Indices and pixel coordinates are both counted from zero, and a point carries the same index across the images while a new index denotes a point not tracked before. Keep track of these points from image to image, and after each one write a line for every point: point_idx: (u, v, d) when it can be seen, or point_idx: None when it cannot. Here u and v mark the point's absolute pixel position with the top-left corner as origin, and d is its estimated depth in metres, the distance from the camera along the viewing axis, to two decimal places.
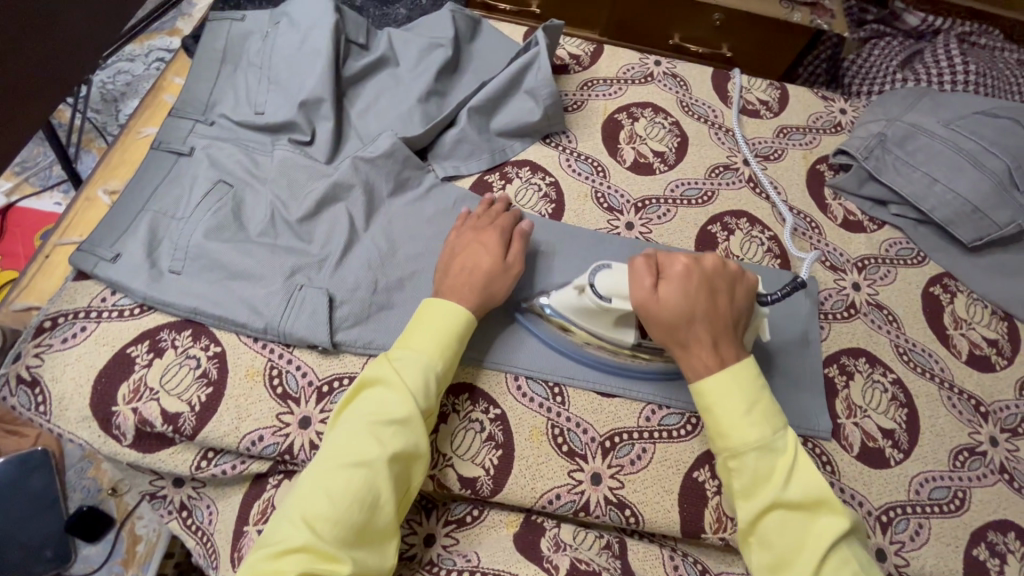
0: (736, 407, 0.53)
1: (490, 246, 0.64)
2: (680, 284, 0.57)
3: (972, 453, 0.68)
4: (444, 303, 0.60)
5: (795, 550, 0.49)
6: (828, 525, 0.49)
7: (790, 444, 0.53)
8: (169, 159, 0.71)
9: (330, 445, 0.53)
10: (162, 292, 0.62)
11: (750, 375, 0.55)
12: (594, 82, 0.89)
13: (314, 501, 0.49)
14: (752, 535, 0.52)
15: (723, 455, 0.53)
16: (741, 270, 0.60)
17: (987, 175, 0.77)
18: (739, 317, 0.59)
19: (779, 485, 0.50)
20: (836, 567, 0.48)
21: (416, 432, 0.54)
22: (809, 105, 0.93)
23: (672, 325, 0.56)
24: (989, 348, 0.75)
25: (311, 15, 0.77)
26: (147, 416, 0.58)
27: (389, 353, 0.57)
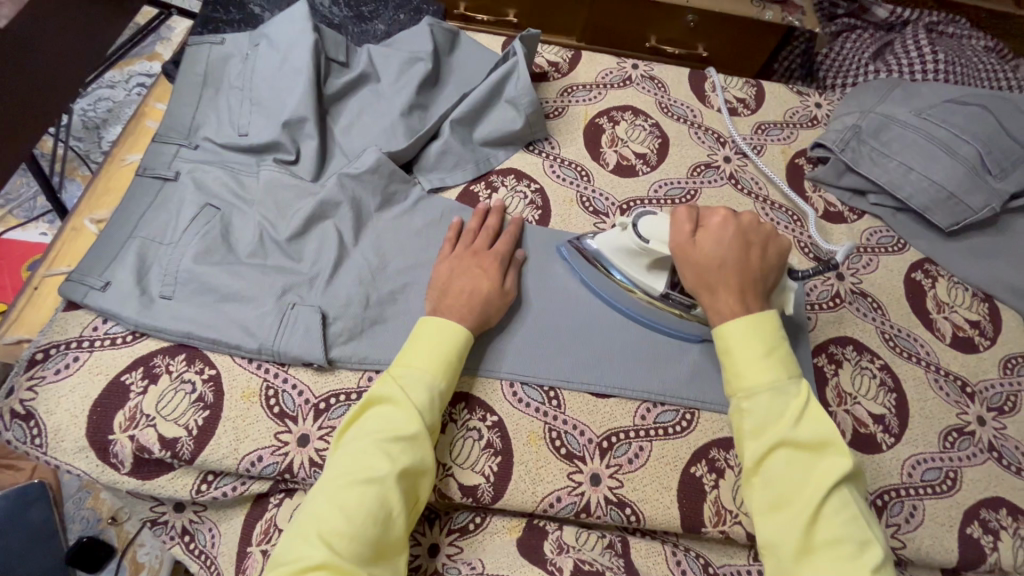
0: (752, 350, 0.55)
1: (490, 271, 0.67)
2: (716, 233, 0.59)
3: (961, 433, 0.69)
4: (442, 321, 0.61)
5: (795, 488, 0.50)
6: (833, 465, 0.50)
7: (803, 390, 0.53)
8: (154, 185, 0.71)
9: (339, 463, 0.53)
10: (154, 318, 0.62)
11: (772, 327, 0.56)
12: (574, 88, 0.91)
13: (327, 517, 0.49)
14: (756, 476, 0.52)
15: (736, 395, 0.55)
16: (777, 231, 0.62)
17: (960, 161, 0.79)
18: (770, 273, 0.60)
19: (788, 424, 0.51)
20: (835, 509, 0.49)
21: (423, 448, 0.55)
22: (785, 101, 0.95)
23: (703, 269, 0.58)
24: (972, 330, 0.77)
25: (290, 35, 0.78)
26: (144, 443, 0.58)
27: (392, 371, 0.58)
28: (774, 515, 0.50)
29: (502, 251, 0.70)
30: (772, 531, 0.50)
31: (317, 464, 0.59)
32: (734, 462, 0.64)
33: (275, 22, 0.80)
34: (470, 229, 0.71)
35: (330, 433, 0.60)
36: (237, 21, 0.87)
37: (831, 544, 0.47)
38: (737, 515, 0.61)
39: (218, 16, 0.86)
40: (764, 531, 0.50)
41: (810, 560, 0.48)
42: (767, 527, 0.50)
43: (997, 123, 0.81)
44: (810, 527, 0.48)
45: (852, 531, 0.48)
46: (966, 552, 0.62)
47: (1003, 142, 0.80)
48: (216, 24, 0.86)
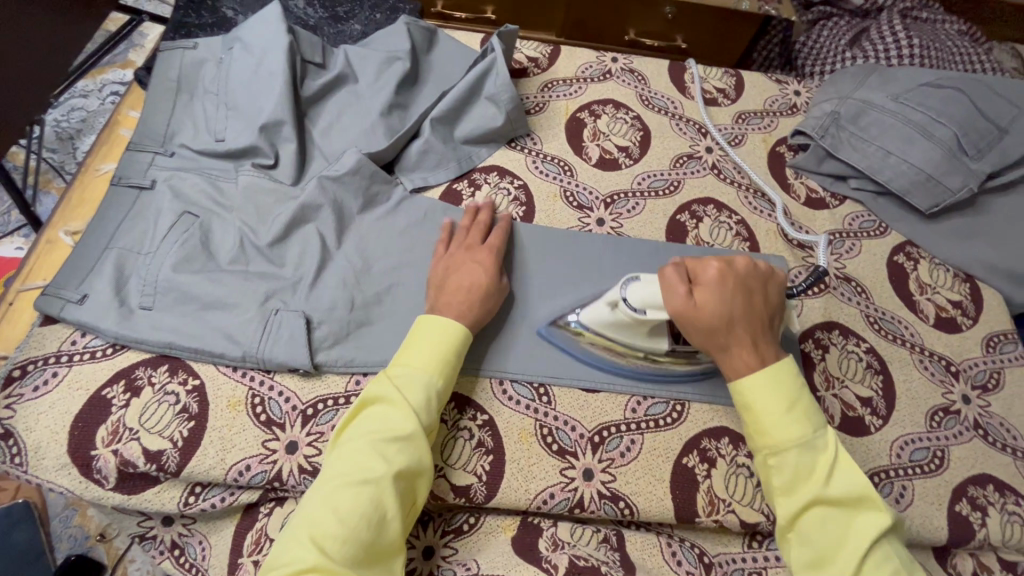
0: (776, 405, 0.55)
1: (485, 263, 0.66)
2: (715, 288, 0.58)
3: (947, 412, 0.70)
4: (438, 320, 0.61)
5: (836, 546, 0.51)
6: (869, 520, 0.51)
7: (829, 441, 0.54)
8: (130, 194, 0.70)
9: (335, 463, 0.53)
10: (134, 329, 0.61)
11: (789, 376, 0.57)
12: (554, 83, 0.90)
13: (321, 518, 0.49)
14: (791, 532, 0.53)
15: (762, 451, 0.55)
16: (767, 268, 0.63)
17: (937, 144, 0.79)
18: (771, 315, 0.61)
19: (820, 481, 0.52)
20: (877, 564, 0.49)
21: (419, 449, 0.54)
22: (765, 89, 0.95)
23: (711, 330, 0.58)
24: (955, 310, 0.78)
25: (263, 37, 0.77)
26: (129, 457, 0.57)
27: (389, 370, 0.58)
28: (818, 574, 0.51)
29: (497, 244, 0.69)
30: None
31: (307, 471, 0.58)
32: (725, 451, 0.64)
33: (248, 25, 0.78)
34: (465, 225, 0.71)
35: (319, 439, 0.60)
36: (209, 25, 0.85)
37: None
38: (730, 503, 0.61)
39: (190, 21, 0.85)
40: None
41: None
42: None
43: (973, 105, 0.82)
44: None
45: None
46: (956, 530, 0.63)
47: (978, 123, 0.81)
48: (188, 29, 0.84)
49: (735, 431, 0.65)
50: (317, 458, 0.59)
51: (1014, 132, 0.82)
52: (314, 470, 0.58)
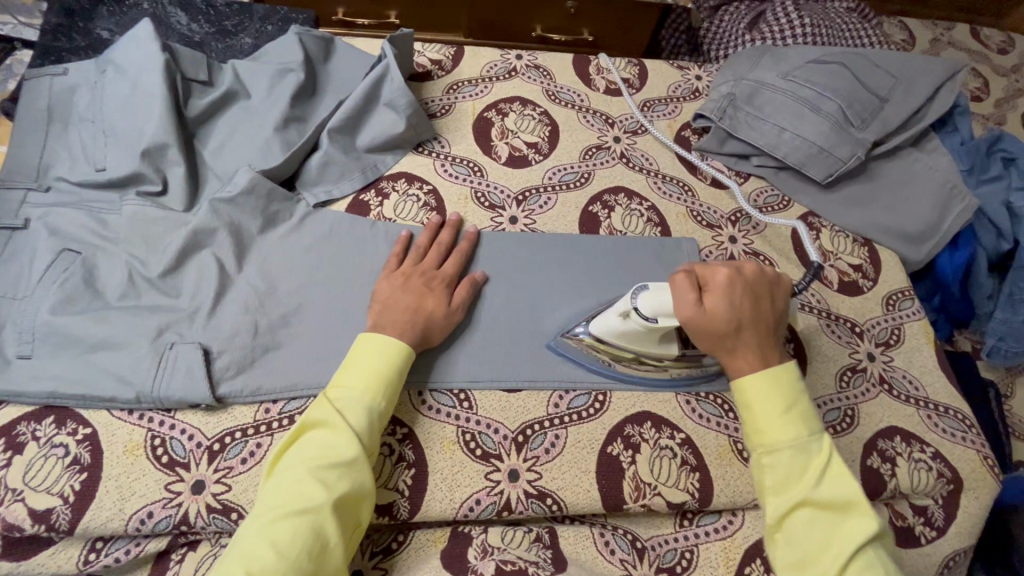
0: (774, 407, 0.56)
1: (436, 289, 0.65)
2: (723, 294, 0.59)
3: (854, 371, 0.73)
4: (380, 337, 0.59)
5: (824, 552, 0.51)
6: (857, 525, 0.51)
7: (825, 447, 0.55)
8: (1, 236, 0.65)
9: (273, 493, 0.50)
10: (10, 382, 0.57)
11: (790, 381, 0.57)
12: (459, 84, 0.89)
13: (258, 552, 0.46)
14: (779, 532, 0.54)
15: (757, 450, 0.56)
16: (774, 275, 0.64)
17: (825, 117, 0.83)
18: (778, 321, 0.62)
19: (810, 485, 0.53)
20: (863, 569, 0.50)
21: (362, 473, 0.53)
22: (667, 77, 0.97)
23: (720, 336, 0.58)
24: (856, 274, 0.82)
25: (137, 58, 0.73)
26: (14, 521, 0.53)
27: (329, 392, 0.56)
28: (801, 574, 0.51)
29: (451, 271, 0.68)
30: None
31: (216, 509, 0.55)
32: (649, 435, 0.65)
33: (120, 46, 0.74)
34: (421, 245, 0.70)
35: (227, 474, 0.57)
36: (82, 48, 0.80)
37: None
38: (656, 486, 0.62)
39: (60, 46, 0.80)
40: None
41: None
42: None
43: (855, 78, 0.86)
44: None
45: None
46: (870, 483, 0.66)
47: (860, 95, 0.85)
48: (58, 55, 0.79)
49: (658, 414, 0.66)
50: (227, 495, 0.56)
51: (893, 100, 0.87)
52: (224, 508, 0.56)
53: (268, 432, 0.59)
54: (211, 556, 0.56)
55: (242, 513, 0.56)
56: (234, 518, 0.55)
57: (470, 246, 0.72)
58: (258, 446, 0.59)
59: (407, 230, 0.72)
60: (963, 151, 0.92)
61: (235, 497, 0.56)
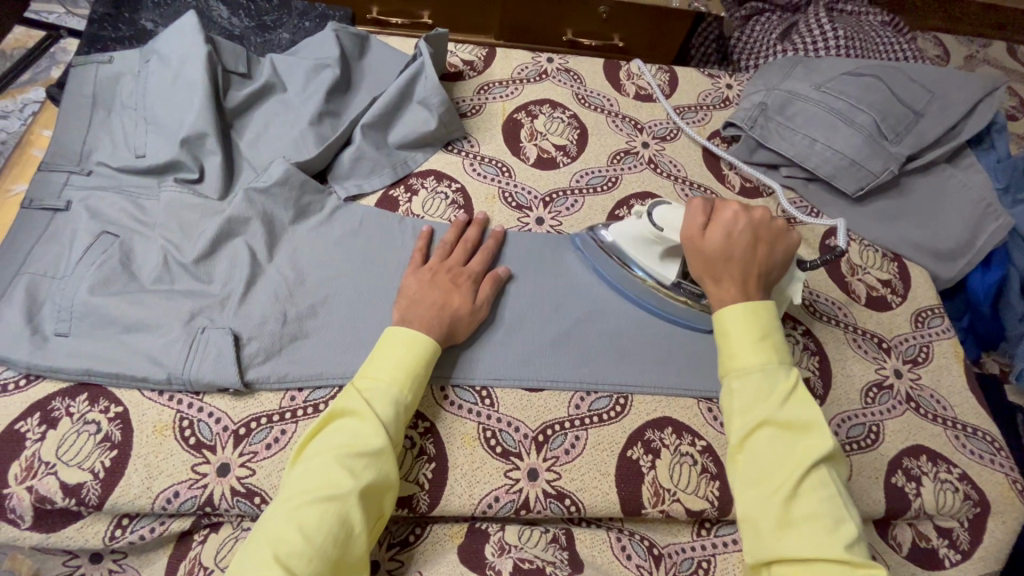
0: (749, 335, 0.55)
1: (461, 287, 0.66)
2: (727, 227, 0.60)
3: (880, 387, 0.72)
4: (410, 332, 0.59)
5: (780, 467, 0.50)
6: (816, 445, 0.50)
7: (792, 375, 0.54)
8: (44, 216, 0.67)
9: (300, 476, 0.51)
10: (48, 358, 0.58)
11: (767, 315, 0.56)
12: (490, 85, 0.90)
13: (286, 536, 0.47)
14: (740, 454, 0.52)
15: (727, 374, 0.55)
16: (787, 228, 0.62)
17: (858, 130, 0.82)
18: (775, 270, 0.61)
19: (775, 405, 0.51)
20: (815, 488, 0.49)
21: (387, 464, 0.53)
22: (698, 84, 0.97)
23: (708, 262, 0.60)
24: (884, 289, 0.81)
25: (180, 48, 0.74)
26: (45, 493, 0.54)
27: (357, 381, 0.57)
28: (754, 490, 0.50)
29: (477, 268, 0.68)
30: (751, 507, 0.50)
31: (240, 493, 0.56)
32: (669, 441, 0.64)
33: (165, 36, 0.76)
34: (447, 242, 0.70)
35: (252, 459, 0.58)
36: (127, 38, 0.82)
37: (807, 518, 0.48)
38: (675, 492, 0.62)
39: (106, 35, 0.82)
40: (743, 506, 0.50)
41: (788, 534, 0.48)
42: (748, 503, 0.50)
43: (890, 91, 0.85)
44: (788, 503, 0.48)
45: (829, 507, 0.48)
46: (894, 501, 0.65)
47: (895, 108, 0.84)
48: (104, 43, 0.81)
49: (678, 420, 0.66)
50: (251, 479, 0.57)
51: (928, 115, 0.85)
52: (248, 491, 0.56)
53: (293, 419, 0.60)
54: (233, 539, 0.57)
55: (265, 498, 0.56)
56: (257, 502, 0.56)
57: (496, 244, 0.72)
58: (282, 433, 0.59)
59: (430, 225, 0.73)
60: (999, 170, 0.90)
61: (259, 482, 0.57)
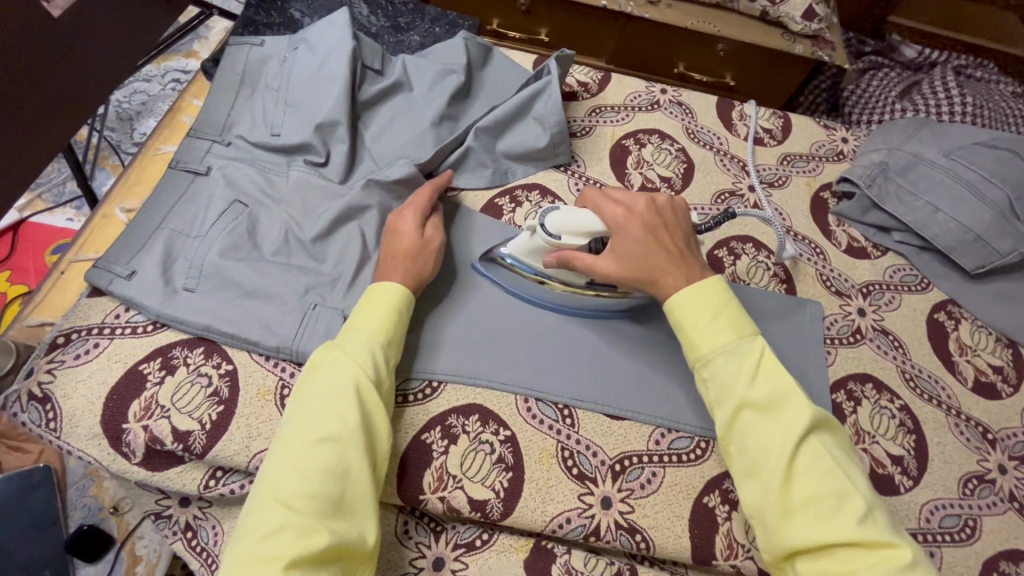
0: (703, 317, 0.56)
1: (409, 224, 0.67)
2: (629, 225, 0.60)
3: (981, 480, 0.68)
4: (377, 291, 0.60)
5: (768, 450, 0.50)
6: (795, 417, 0.50)
7: (757, 348, 0.55)
8: (185, 177, 0.72)
9: (289, 427, 0.51)
10: (175, 310, 0.62)
11: (721, 292, 0.58)
12: (602, 109, 0.91)
13: (282, 479, 0.46)
14: (731, 443, 0.53)
15: (697, 365, 0.56)
16: (670, 201, 0.64)
17: (988, 205, 0.78)
18: (689, 245, 0.63)
19: (745, 386, 0.52)
20: (807, 463, 0.49)
21: (373, 406, 0.53)
22: (812, 134, 0.95)
23: (642, 268, 0.59)
24: (995, 375, 0.76)
25: (328, 41, 0.80)
26: (157, 434, 0.58)
27: (335, 339, 0.57)
28: (752, 481, 0.51)
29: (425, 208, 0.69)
30: (754, 499, 0.50)
31: None
32: None
33: (315, 28, 0.82)
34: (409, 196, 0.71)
35: None
36: (277, 25, 0.88)
37: (808, 500, 0.47)
38: (749, 549, 0.60)
39: (259, 20, 0.88)
40: (747, 500, 0.51)
41: (795, 519, 0.48)
42: (751, 497, 0.50)
43: None
44: (786, 487, 0.48)
45: (829, 481, 0.48)
46: None
47: None
48: (256, 27, 0.88)
49: None
50: None
51: None
52: None
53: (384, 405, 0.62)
54: None
55: None
56: None
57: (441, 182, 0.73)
58: None
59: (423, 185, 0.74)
60: None
61: None
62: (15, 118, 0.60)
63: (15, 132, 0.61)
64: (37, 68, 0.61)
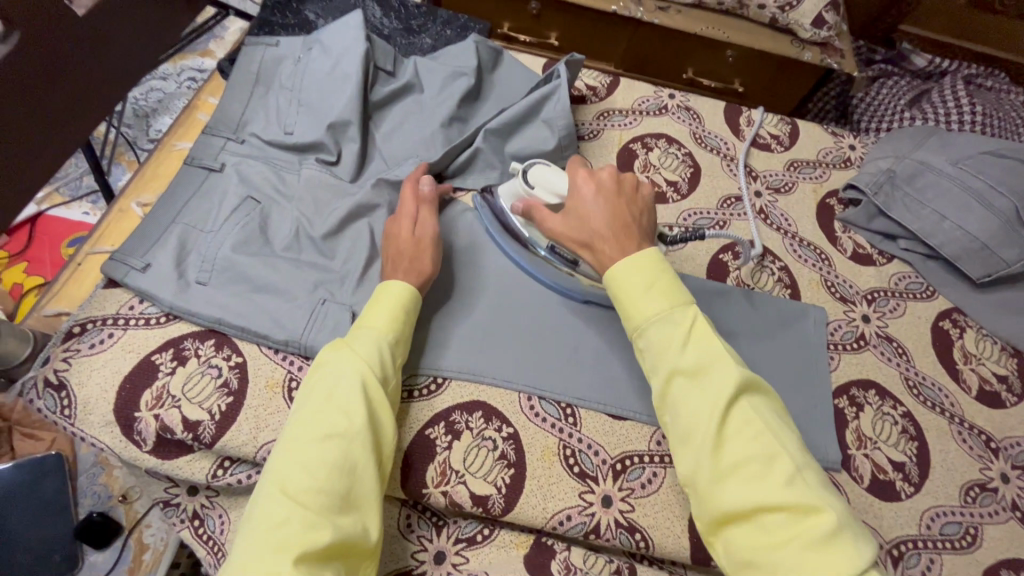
0: (639, 284, 0.53)
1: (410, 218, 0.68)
2: (583, 193, 0.60)
3: (983, 489, 0.68)
4: (385, 291, 0.61)
5: (697, 416, 0.47)
6: (723, 382, 0.48)
7: (690, 315, 0.52)
8: (200, 174, 0.73)
9: (295, 423, 0.51)
10: (187, 302, 0.64)
11: (656, 259, 0.55)
12: (610, 113, 0.92)
13: (289, 474, 0.47)
14: (665, 411, 0.50)
15: (632, 333, 0.54)
16: (637, 182, 0.62)
17: (995, 213, 0.78)
18: (645, 222, 0.60)
19: (677, 353, 0.50)
20: (738, 427, 0.47)
21: (379, 404, 0.54)
22: (820, 140, 0.95)
23: (583, 233, 0.59)
24: (999, 384, 0.76)
25: (342, 42, 0.81)
26: (168, 423, 0.59)
27: (342, 336, 0.58)
28: (683, 448, 0.48)
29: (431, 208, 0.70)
30: (687, 468, 0.48)
31: None
32: None
33: (329, 30, 0.83)
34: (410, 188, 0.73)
35: None
36: (292, 26, 0.90)
37: (738, 465, 0.45)
38: None
39: (275, 21, 0.90)
40: (680, 468, 0.48)
41: (724, 485, 0.45)
42: (682, 465, 0.48)
43: None
44: (716, 453, 0.46)
45: (757, 445, 0.46)
46: None
47: None
48: (271, 27, 0.89)
49: None
50: None
51: None
52: None
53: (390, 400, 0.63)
54: None
55: None
56: None
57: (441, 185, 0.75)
58: None
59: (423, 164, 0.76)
60: None
61: None
62: (37, 113, 0.62)
63: (37, 127, 0.62)
64: (60, 66, 0.63)
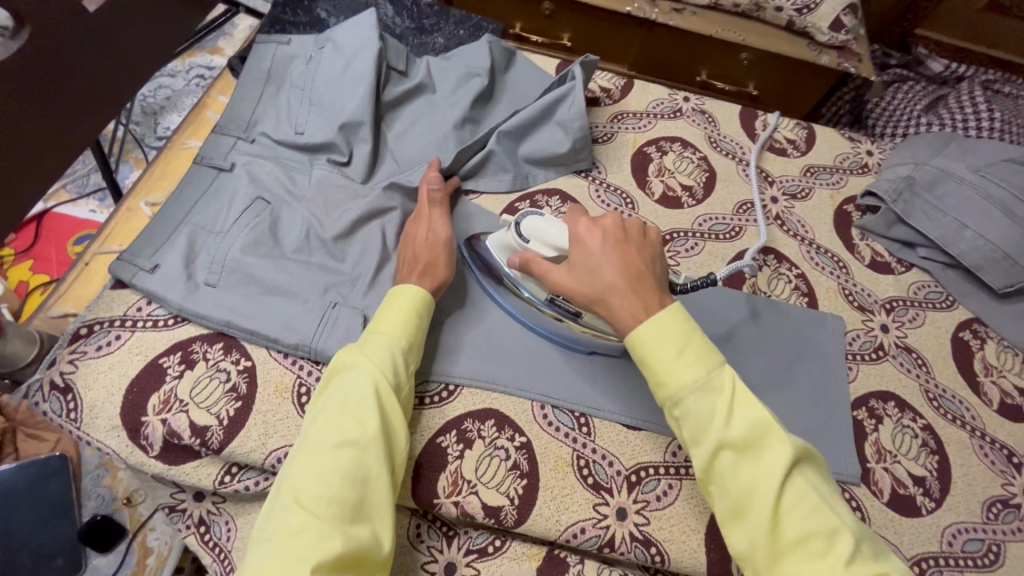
0: (670, 351, 0.50)
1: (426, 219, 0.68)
2: (588, 243, 0.56)
3: (1006, 505, 0.66)
4: (398, 294, 0.60)
5: (750, 491, 0.46)
6: (777, 457, 0.46)
7: (730, 379, 0.49)
8: (209, 174, 0.72)
9: (308, 432, 0.50)
10: (196, 304, 0.63)
11: (685, 320, 0.52)
12: (624, 115, 0.91)
13: (301, 482, 0.46)
14: (711, 482, 0.49)
15: (666, 404, 0.51)
16: (643, 224, 0.59)
17: (1018, 223, 0.75)
18: (656, 268, 0.56)
19: (722, 426, 0.47)
20: (793, 503, 0.45)
21: (392, 410, 0.53)
22: (837, 146, 0.94)
23: (596, 287, 0.55)
24: (1021, 398, 0.74)
25: (354, 41, 0.80)
26: (175, 428, 0.58)
27: (355, 342, 0.57)
28: (737, 524, 0.47)
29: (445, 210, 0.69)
30: (740, 542, 0.47)
31: None
32: None
33: (341, 28, 0.82)
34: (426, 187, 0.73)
35: None
36: (303, 24, 0.89)
37: (797, 544, 0.44)
38: None
39: (286, 18, 0.89)
40: (733, 542, 0.47)
41: (785, 562, 0.45)
42: (737, 540, 0.47)
43: None
44: (774, 532, 0.45)
45: (816, 522, 0.44)
46: None
47: None
48: (283, 25, 0.88)
49: None
50: None
51: None
52: None
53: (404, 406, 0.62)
54: None
55: None
56: None
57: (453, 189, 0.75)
58: None
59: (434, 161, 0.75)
60: None
61: None
62: (46, 110, 0.61)
63: (46, 125, 0.61)
64: (71, 64, 0.62)
